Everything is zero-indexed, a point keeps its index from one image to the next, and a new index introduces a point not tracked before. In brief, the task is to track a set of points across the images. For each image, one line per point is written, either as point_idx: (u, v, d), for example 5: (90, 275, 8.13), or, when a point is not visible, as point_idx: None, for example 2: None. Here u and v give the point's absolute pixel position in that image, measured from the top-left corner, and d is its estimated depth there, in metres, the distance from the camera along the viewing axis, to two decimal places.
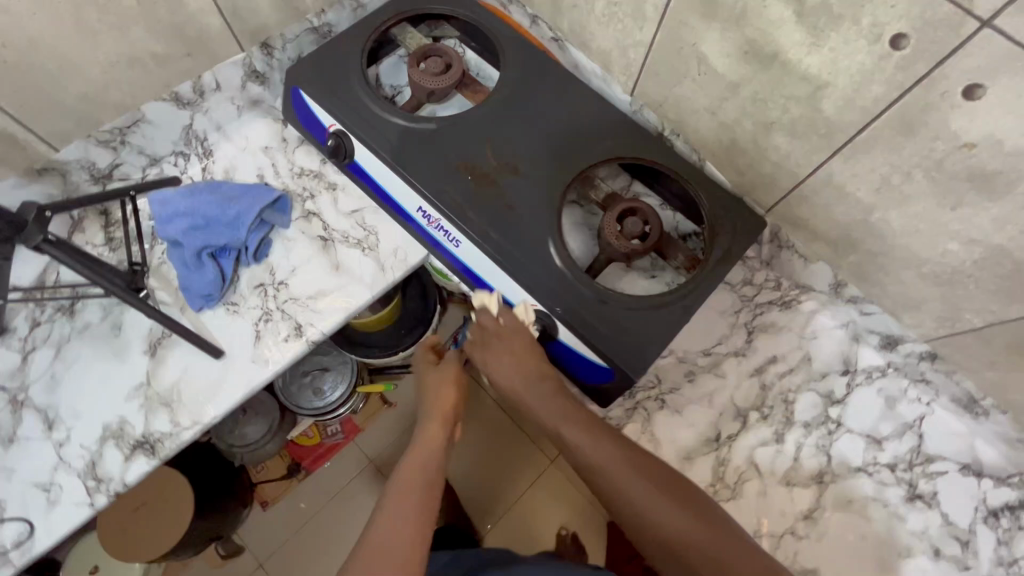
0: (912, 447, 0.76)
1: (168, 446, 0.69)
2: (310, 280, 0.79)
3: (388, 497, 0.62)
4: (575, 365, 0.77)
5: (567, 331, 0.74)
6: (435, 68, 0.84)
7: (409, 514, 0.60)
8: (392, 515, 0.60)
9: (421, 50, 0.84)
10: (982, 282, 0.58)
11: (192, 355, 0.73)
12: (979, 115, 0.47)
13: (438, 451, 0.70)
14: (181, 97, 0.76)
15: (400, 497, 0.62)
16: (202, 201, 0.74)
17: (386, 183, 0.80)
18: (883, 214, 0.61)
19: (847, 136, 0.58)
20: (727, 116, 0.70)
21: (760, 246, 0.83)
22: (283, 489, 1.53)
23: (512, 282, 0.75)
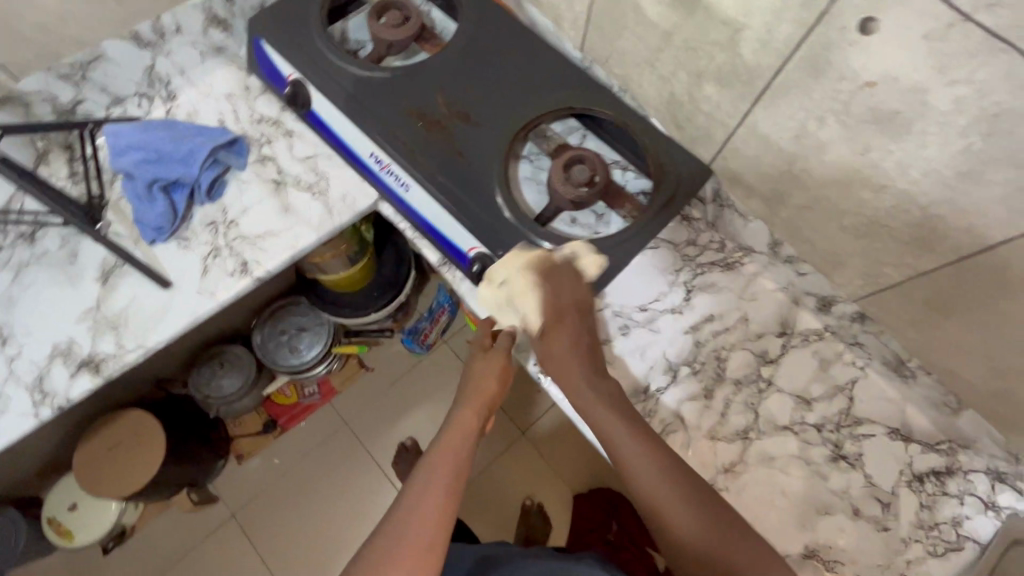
0: (841, 410, 0.76)
1: (112, 366, 0.72)
2: (259, 220, 0.82)
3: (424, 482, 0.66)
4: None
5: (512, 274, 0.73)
6: (394, 21, 0.85)
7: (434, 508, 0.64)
8: (414, 504, 0.64)
9: (380, 6, 0.86)
10: (896, 232, 0.58)
11: (141, 285, 0.77)
12: (874, 50, 0.48)
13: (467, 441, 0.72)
14: (141, 37, 0.79)
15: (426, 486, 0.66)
16: (156, 137, 0.78)
17: (341, 130, 0.80)
18: (803, 163, 0.62)
19: (765, 81, 0.59)
20: (664, 68, 0.71)
21: (704, 207, 0.84)
22: (259, 445, 1.58)
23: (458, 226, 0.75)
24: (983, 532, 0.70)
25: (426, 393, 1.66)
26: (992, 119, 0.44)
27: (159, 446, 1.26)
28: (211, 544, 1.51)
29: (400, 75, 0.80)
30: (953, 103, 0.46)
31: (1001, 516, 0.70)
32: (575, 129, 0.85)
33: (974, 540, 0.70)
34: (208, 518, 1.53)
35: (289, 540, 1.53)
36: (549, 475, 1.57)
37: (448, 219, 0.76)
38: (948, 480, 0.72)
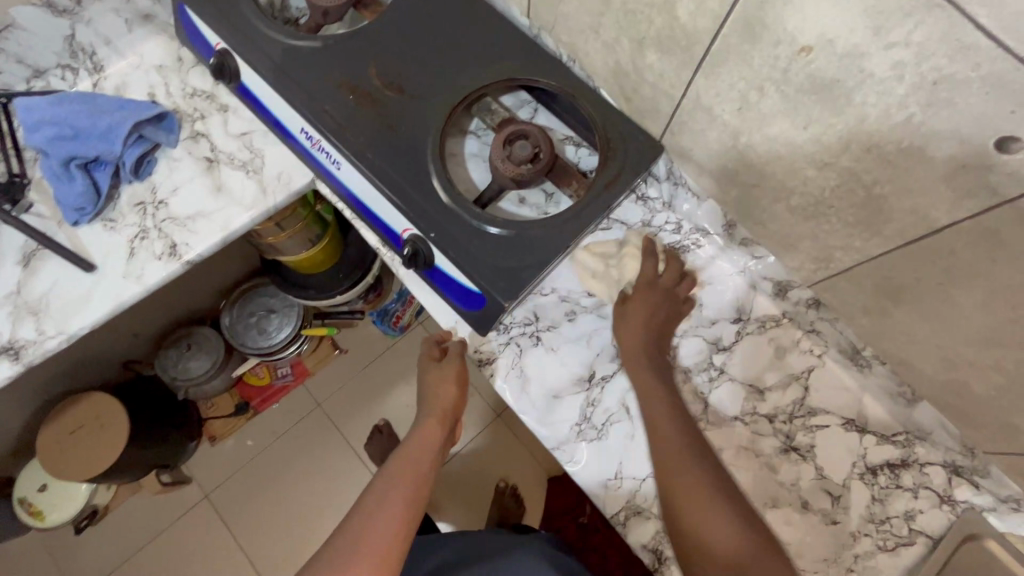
0: (795, 400, 0.73)
1: (31, 353, 0.70)
2: (190, 200, 0.78)
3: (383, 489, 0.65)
4: (448, 293, 0.74)
5: (442, 257, 0.70)
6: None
7: (393, 515, 0.62)
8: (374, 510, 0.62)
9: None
10: (843, 213, 0.54)
11: (64, 269, 0.74)
12: (808, 10, 0.43)
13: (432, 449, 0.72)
14: (55, 4, 0.74)
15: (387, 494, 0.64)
16: (73, 110, 0.73)
17: (271, 105, 0.76)
18: (748, 139, 0.57)
19: (704, 47, 0.54)
20: (607, 35, 0.65)
21: (660, 185, 0.77)
22: (232, 427, 1.57)
23: (389, 206, 0.71)
24: (936, 526, 0.67)
25: (399, 376, 1.64)
26: (932, 87, 0.39)
27: (122, 428, 1.25)
28: (184, 523, 1.52)
29: (333, 47, 0.75)
30: (891, 69, 0.41)
31: (956, 511, 0.67)
32: (526, 102, 0.80)
33: (927, 536, 0.67)
34: (181, 498, 1.54)
35: (261, 520, 1.54)
36: (523, 458, 1.55)
37: (378, 199, 0.72)
38: (903, 473, 0.69)
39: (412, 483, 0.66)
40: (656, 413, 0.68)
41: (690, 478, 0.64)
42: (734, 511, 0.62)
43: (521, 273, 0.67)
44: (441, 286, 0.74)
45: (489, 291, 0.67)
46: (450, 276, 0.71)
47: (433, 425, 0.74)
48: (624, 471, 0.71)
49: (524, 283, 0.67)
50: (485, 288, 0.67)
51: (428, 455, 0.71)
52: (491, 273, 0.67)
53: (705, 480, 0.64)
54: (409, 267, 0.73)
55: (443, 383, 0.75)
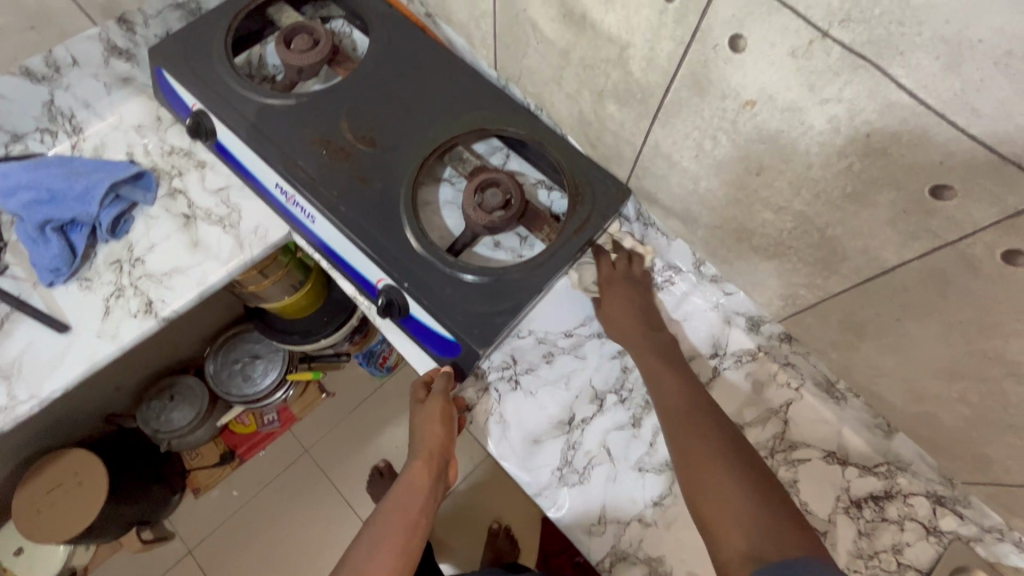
0: (776, 434, 0.73)
1: (1, 419, 0.69)
2: (167, 257, 0.79)
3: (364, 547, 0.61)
4: (424, 341, 0.74)
5: (417, 305, 0.70)
6: (303, 45, 0.81)
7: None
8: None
9: (290, 30, 0.82)
10: (801, 253, 0.55)
11: (37, 331, 0.73)
12: (746, 69, 0.45)
13: (420, 497, 0.67)
14: (34, 72, 0.76)
15: (379, 553, 0.61)
16: (50, 174, 0.74)
17: (247, 162, 0.78)
18: (707, 184, 0.59)
19: (658, 99, 0.56)
20: (569, 86, 0.68)
21: (631, 225, 0.79)
22: (217, 477, 1.54)
23: (364, 258, 0.72)
24: (925, 559, 0.66)
25: (388, 416, 1.62)
26: (866, 139, 0.41)
27: (100, 487, 1.22)
28: None
29: (307, 103, 0.77)
30: (828, 122, 0.43)
31: (943, 542, 0.67)
32: (498, 149, 0.83)
33: (916, 569, 0.66)
34: (164, 554, 1.49)
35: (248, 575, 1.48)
36: (521, 498, 1.50)
37: (352, 250, 0.73)
38: (888, 505, 0.69)
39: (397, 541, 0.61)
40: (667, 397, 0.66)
41: (704, 442, 0.60)
42: (734, 466, 0.58)
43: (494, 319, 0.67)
44: (418, 333, 0.74)
45: (464, 339, 0.68)
46: (425, 324, 0.71)
47: (423, 473, 0.69)
48: (607, 514, 0.70)
49: (499, 329, 0.68)
50: (460, 336, 0.68)
51: (417, 503, 0.66)
52: (465, 321, 0.68)
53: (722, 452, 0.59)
54: (384, 315, 0.73)
55: (429, 423, 0.70)
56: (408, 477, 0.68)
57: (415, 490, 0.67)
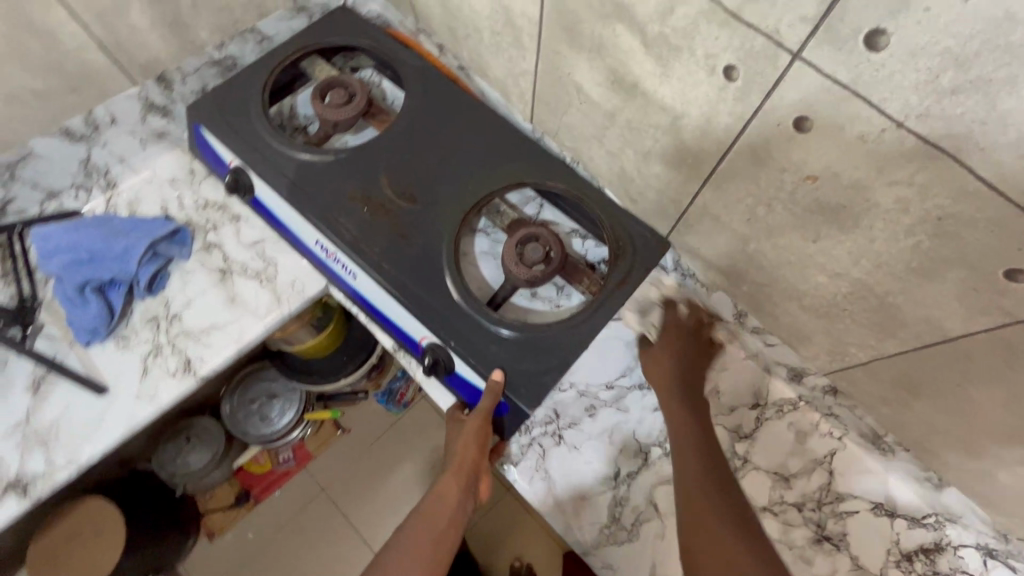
0: (821, 486, 0.72)
1: (40, 487, 0.68)
2: (203, 313, 0.78)
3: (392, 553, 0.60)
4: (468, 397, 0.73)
5: (462, 363, 0.70)
6: (339, 99, 0.81)
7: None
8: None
9: (326, 83, 0.81)
10: (855, 316, 0.56)
11: (75, 393, 0.72)
12: (811, 147, 0.45)
13: (449, 509, 0.65)
14: (73, 131, 0.77)
15: (402, 559, 0.59)
16: (88, 235, 0.74)
17: (285, 218, 0.78)
18: (757, 246, 0.59)
19: (710, 165, 0.56)
20: (611, 145, 0.68)
21: (667, 274, 0.79)
22: (233, 519, 1.51)
23: (408, 316, 0.72)
24: None
25: (405, 452, 1.60)
26: (937, 222, 0.42)
27: (116, 547, 1.18)
28: None
29: (345, 159, 0.77)
30: (896, 202, 0.43)
31: None
32: (531, 198, 0.84)
33: None
34: None
35: None
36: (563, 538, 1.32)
37: (396, 308, 0.72)
38: (938, 558, 0.68)
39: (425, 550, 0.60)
40: (685, 443, 0.65)
41: (706, 480, 0.60)
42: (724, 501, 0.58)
43: (543, 378, 0.67)
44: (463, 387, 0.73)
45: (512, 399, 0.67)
46: (470, 381, 0.71)
47: (454, 486, 0.67)
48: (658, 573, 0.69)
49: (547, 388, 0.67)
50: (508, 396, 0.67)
51: (446, 516, 0.64)
52: (512, 379, 0.67)
53: (724, 504, 0.57)
54: (428, 373, 0.73)
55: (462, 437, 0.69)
56: (439, 488, 0.67)
57: (444, 502, 0.65)
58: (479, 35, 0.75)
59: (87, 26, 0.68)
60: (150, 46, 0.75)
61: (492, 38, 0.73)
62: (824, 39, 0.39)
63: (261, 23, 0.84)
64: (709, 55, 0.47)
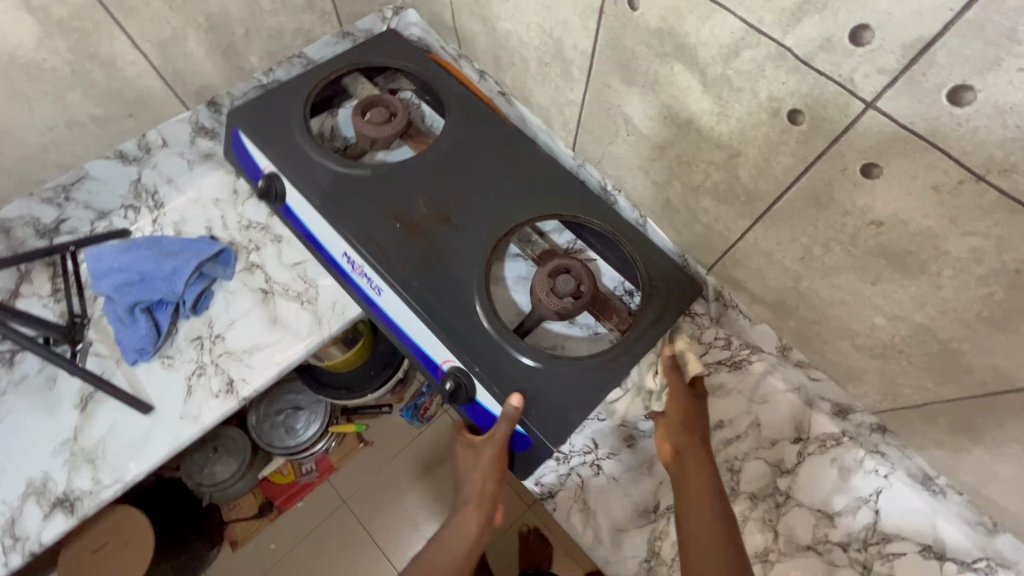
0: (867, 525, 0.70)
1: (87, 504, 0.69)
2: (246, 334, 0.79)
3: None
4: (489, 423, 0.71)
5: (486, 392, 0.68)
6: (379, 117, 0.80)
7: None
8: None
9: (367, 101, 0.82)
10: (914, 358, 0.55)
11: (122, 412, 0.74)
12: (880, 192, 0.45)
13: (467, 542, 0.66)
14: (126, 154, 0.77)
15: None
16: (138, 256, 0.76)
17: (314, 229, 0.78)
18: (810, 283, 0.59)
19: (766, 204, 0.56)
20: (657, 176, 0.68)
21: (708, 303, 0.80)
22: (255, 529, 1.52)
23: (433, 337, 0.70)
24: None
25: (426, 467, 1.59)
26: (1014, 274, 0.41)
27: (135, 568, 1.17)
28: None
29: (384, 179, 0.77)
30: (969, 252, 0.43)
31: None
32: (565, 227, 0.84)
33: None
34: None
35: None
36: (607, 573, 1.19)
37: (420, 325, 0.71)
38: None
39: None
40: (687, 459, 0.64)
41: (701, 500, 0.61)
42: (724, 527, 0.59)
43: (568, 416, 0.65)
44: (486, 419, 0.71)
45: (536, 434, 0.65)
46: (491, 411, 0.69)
47: (472, 516, 0.67)
48: None
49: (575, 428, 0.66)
50: (533, 431, 0.65)
51: (463, 550, 0.65)
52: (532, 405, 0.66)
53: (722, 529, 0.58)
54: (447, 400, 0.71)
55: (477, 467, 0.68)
56: (456, 519, 0.67)
57: (461, 534, 0.66)
58: (525, 65, 0.76)
59: (147, 54, 0.70)
60: (204, 72, 0.77)
61: (539, 68, 0.73)
62: (903, 90, 0.38)
63: (308, 49, 0.85)
64: (774, 98, 0.47)
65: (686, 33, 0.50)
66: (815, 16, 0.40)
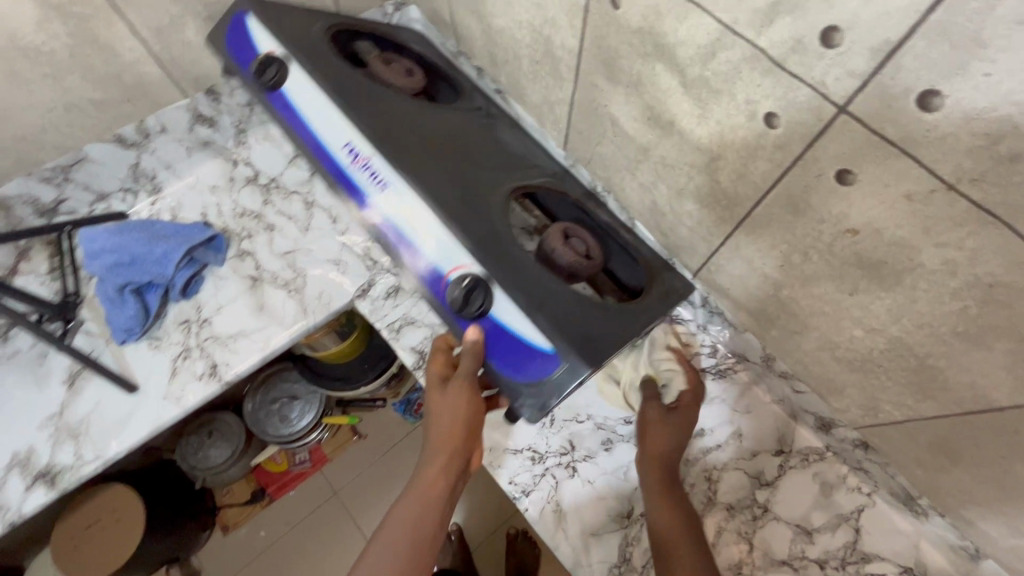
0: (847, 543, 0.68)
1: (67, 478, 0.70)
2: (233, 319, 0.80)
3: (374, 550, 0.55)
4: (497, 352, 0.58)
5: (506, 300, 0.56)
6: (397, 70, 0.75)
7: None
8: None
9: (385, 56, 0.77)
10: (892, 373, 0.53)
11: (107, 389, 0.75)
12: (854, 199, 0.44)
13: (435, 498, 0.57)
14: (126, 139, 0.79)
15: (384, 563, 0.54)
16: (130, 239, 0.76)
17: (311, 115, 0.66)
18: (791, 291, 0.58)
19: (746, 209, 0.55)
20: (644, 177, 0.67)
21: (695, 309, 0.77)
22: (246, 515, 1.54)
23: (449, 239, 0.59)
24: None
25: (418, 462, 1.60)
26: (988, 288, 0.40)
27: (128, 543, 1.20)
28: None
29: (404, 100, 0.69)
30: (943, 263, 0.41)
31: None
32: None
33: None
34: None
35: None
36: None
37: (435, 222, 0.59)
38: None
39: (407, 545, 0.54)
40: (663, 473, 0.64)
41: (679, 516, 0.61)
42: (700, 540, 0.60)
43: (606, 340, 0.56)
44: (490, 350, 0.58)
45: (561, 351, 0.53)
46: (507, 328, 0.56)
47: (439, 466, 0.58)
48: None
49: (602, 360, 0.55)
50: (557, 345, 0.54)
51: (431, 509, 0.56)
52: (567, 325, 0.55)
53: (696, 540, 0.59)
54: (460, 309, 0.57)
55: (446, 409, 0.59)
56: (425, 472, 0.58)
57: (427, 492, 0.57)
58: (518, 62, 0.76)
59: (145, 41, 0.71)
60: (203, 61, 0.78)
61: (531, 66, 0.73)
62: (873, 95, 0.38)
63: None
64: (750, 100, 0.46)
65: (665, 33, 0.49)
66: (786, 17, 0.39)
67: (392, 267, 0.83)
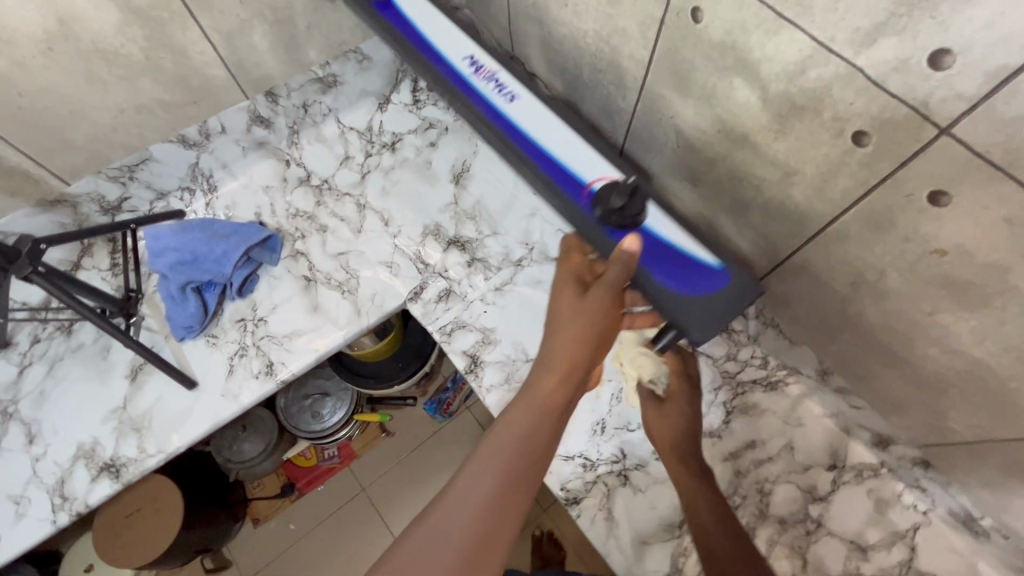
0: (902, 561, 0.68)
1: (131, 471, 0.72)
2: (288, 319, 0.81)
3: (474, 459, 0.45)
4: (663, 270, 0.56)
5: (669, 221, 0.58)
6: None
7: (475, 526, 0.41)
8: (457, 511, 0.42)
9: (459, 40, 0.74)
10: (967, 394, 0.53)
11: (167, 384, 0.77)
12: (947, 221, 0.43)
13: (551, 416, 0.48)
14: (188, 139, 0.80)
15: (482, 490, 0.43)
16: (193, 237, 0.79)
17: (434, 36, 0.69)
18: (860, 308, 0.57)
19: (819, 226, 0.55)
20: (706, 189, 0.67)
21: (747, 320, 0.78)
22: (276, 509, 1.56)
23: (583, 148, 0.61)
24: None
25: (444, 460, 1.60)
26: None
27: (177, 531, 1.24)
28: None
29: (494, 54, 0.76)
30: None
31: None
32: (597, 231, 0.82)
33: None
34: None
35: None
36: None
37: (566, 129, 0.62)
38: None
39: (515, 464, 0.45)
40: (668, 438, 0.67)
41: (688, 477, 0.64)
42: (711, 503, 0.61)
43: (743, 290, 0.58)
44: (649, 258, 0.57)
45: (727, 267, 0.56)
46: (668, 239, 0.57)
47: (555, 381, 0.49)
48: None
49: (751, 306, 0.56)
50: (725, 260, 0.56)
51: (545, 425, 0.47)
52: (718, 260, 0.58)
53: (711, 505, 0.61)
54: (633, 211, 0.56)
55: (580, 314, 0.50)
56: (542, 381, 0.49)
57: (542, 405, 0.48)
58: (577, 70, 0.76)
59: (214, 45, 0.73)
60: (265, 64, 0.80)
61: (591, 74, 0.73)
62: (982, 118, 0.37)
63: (364, 44, 0.85)
64: (838, 118, 0.46)
65: (750, 47, 0.49)
66: (893, 37, 0.39)
67: (444, 271, 0.84)
